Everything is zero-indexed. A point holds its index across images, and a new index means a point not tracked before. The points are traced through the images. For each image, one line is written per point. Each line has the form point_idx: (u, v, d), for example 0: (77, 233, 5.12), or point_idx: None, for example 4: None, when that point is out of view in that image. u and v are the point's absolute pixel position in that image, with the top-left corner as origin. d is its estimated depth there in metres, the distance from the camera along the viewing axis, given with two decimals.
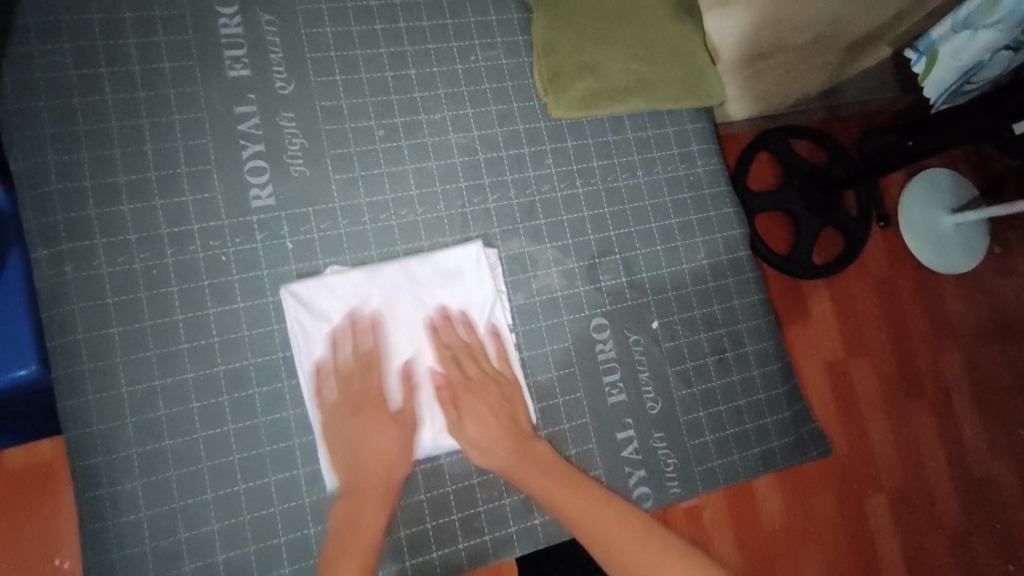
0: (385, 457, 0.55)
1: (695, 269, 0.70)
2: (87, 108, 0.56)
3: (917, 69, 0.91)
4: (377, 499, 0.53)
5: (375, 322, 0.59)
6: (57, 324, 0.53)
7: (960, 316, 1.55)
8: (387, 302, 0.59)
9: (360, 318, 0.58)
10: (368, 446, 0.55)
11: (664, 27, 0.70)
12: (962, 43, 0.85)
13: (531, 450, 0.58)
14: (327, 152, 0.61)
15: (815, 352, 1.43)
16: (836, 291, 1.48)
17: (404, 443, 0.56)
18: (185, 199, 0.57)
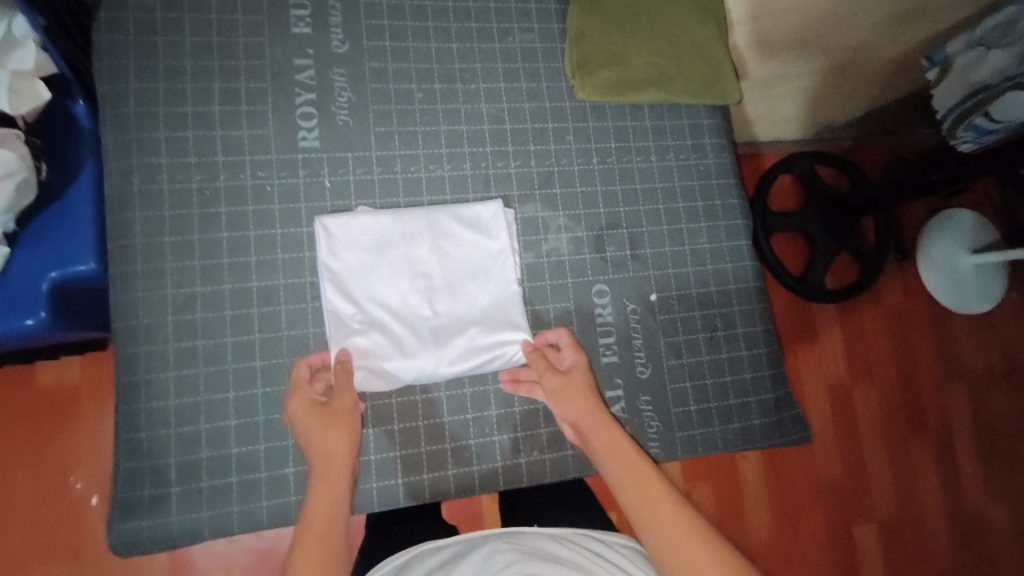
0: (335, 457, 0.55)
1: (696, 251, 0.74)
2: (168, 46, 0.64)
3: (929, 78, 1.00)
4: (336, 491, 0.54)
5: (395, 261, 0.65)
6: (120, 229, 0.61)
7: (968, 357, 1.57)
8: (408, 243, 0.65)
9: (383, 254, 0.65)
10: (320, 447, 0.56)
11: (691, 25, 0.75)
12: (970, 60, 0.93)
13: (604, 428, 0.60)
14: (370, 107, 0.68)
15: (819, 377, 1.48)
16: (846, 319, 1.52)
17: (353, 443, 0.57)
18: (242, 133, 0.64)
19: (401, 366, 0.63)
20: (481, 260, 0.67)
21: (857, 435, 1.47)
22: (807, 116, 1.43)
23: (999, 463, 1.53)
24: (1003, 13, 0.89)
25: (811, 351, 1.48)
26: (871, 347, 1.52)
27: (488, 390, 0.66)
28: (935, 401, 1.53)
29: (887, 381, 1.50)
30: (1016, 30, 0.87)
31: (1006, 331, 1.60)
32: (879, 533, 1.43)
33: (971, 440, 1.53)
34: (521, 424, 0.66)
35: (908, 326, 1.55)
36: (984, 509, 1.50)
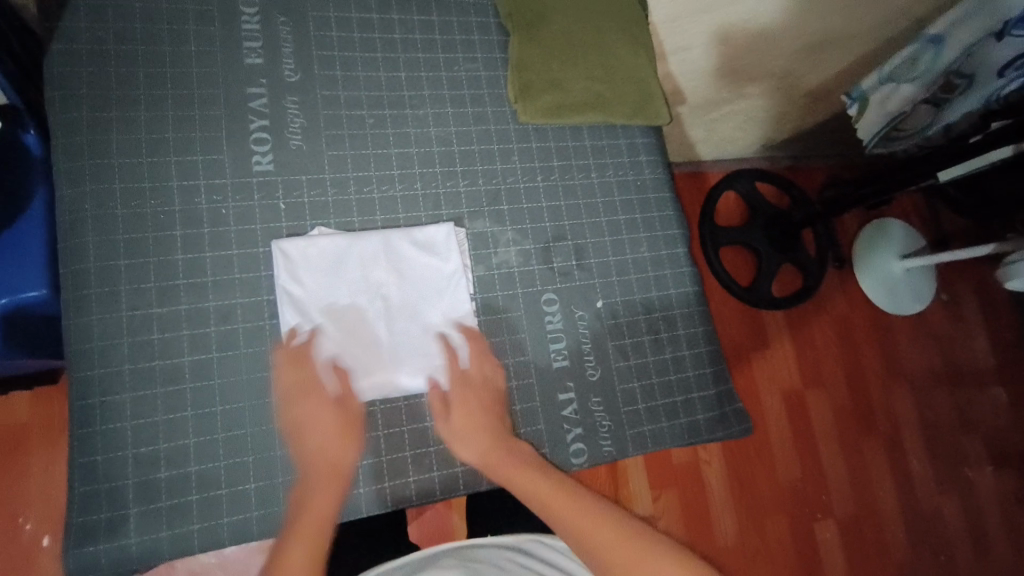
0: (332, 460, 0.61)
1: (637, 259, 0.79)
2: (121, 77, 0.66)
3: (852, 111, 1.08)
4: (329, 491, 0.60)
5: (350, 283, 0.68)
6: (73, 255, 0.62)
7: (908, 356, 1.68)
8: (364, 265, 0.68)
9: (340, 276, 0.67)
10: (320, 451, 0.61)
11: (622, 54, 0.82)
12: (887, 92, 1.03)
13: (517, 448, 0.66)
14: (323, 133, 0.71)
15: (772, 383, 1.55)
16: (794, 325, 1.61)
17: (354, 450, 0.62)
18: (197, 159, 0.66)
19: (356, 386, 0.65)
20: (433, 280, 0.71)
21: (810, 438, 1.53)
22: (744, 137, 1.54)
23: (943, 456, 1.62)
24: (906, 52, 0.95)
25: (762, 359, 1.56)
26: (818, 351, 1.61)
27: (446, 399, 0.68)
28: (880, 401, 1.62)
29: (835, 383, 1.59)
30: (920, 64, 0.96)
31: (941, 331, 1.72)
32: (838, 532, 1.49)
33: (916, 437, 1.62)
34: None
35: (852, 330, 1.66)
36: (932, 500, 1.58)
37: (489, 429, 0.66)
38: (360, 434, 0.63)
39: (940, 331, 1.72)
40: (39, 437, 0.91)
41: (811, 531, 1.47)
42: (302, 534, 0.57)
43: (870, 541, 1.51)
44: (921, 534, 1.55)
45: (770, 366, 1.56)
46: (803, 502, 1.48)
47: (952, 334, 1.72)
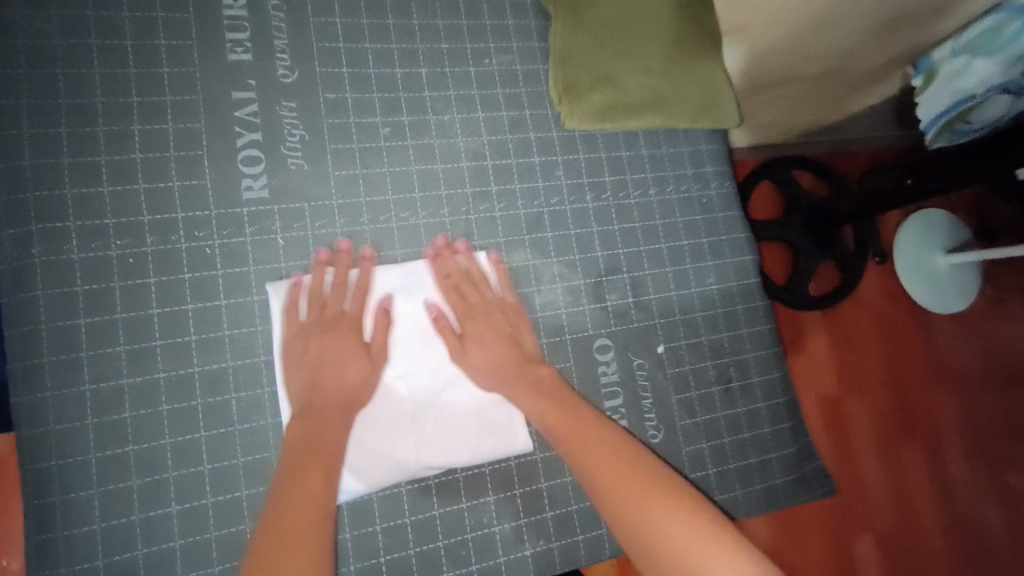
0: (346, 385, 0.53)
1: (703, 293, 0.67)
2: (69, 80, 0.52)
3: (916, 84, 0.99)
4: (338, 424, 0.52)
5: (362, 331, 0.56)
6: (20, 314, 0.49)
7: (955, 359, 1.57)
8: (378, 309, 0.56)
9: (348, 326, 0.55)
10: (333, 369, 0.53)
11: (686, 43, 0.68)
12: (956, 67, 0.90)
13: (539, 375, 0.57)
14: (328, 147, 0.58)
15: (809, 389, 1.45)
16: (834, 325, 1.50)
17: (369, 374, 0.54)
18: (171, 186, 0.53)
19: (376, 463, 0.54)
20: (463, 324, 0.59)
21: (850, 445, 1.44)
22: (785, 124, 1.40)
23: (987, 462, 1.53)
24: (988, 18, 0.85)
25: (802, 363, 1.46)
26: (859, 351, 1.50)
27: (483, 474, 0.57)
28: (925, 406, 1.52)
29: (876, 387, 1.49)
30: (1002, 34, 0.84)
31: (986, 330, 1.61)
32: (878, 545, 1.41)
33: (959, 443, 1.53)
34: (523, 510, 0.57)
35: (895, 330, 1.54)
36: (974, 510, 1.50)
37: (510, 366, 0.57)
38: (378, 358, 0.55)
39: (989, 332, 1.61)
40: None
41: (850, 546, 1.38)
42: (309, 472, 0.48)
43: (910, 552, 1.43)
44: (963, 542, 1.48)
45: (807, 369, 1.46)
46: (843, 515, 1.39)
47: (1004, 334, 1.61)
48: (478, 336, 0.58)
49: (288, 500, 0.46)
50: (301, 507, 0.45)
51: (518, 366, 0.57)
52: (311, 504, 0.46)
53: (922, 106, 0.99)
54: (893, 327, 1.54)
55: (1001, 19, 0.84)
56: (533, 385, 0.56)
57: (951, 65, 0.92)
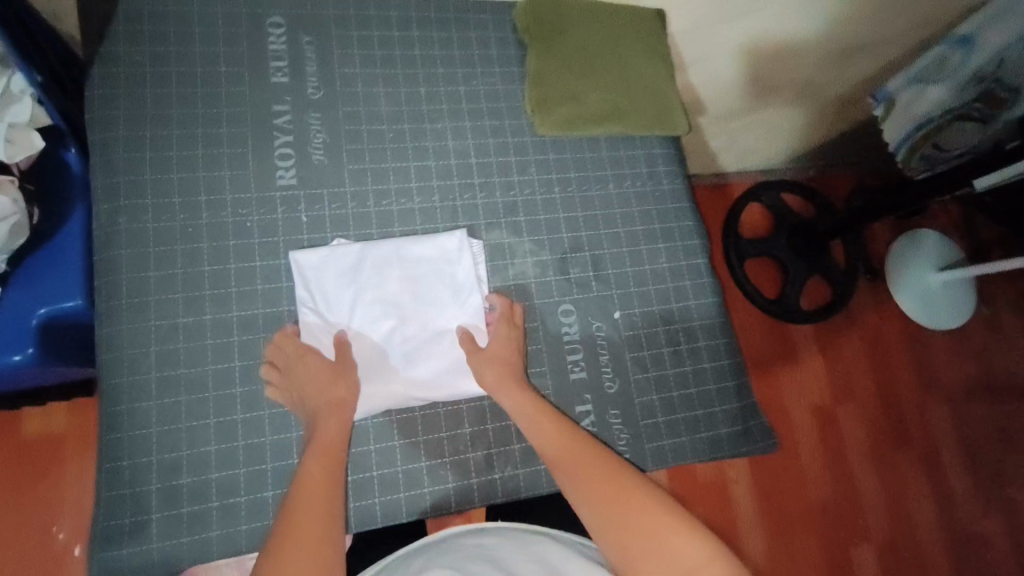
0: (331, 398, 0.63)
1: (655, 270, 0.79)
2: (154, 97, 0.69)
3: (879, 113, 1.17)
4: (338, 430, 0.62)
5: (364, 291, 0.69)
6: (105, 267, 0.64)
7: (952, 370, 1.67)
8: (377, 274, 0.69)
9: (353, 286, 0.68)
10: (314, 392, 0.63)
11: (640, 66, 0.83)
12: (914, 95, 1.10)
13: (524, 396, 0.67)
14: (343, 147, 0.73)
15: (804, 400, 1.58)
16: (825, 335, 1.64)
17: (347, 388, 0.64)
18: (224, 174, 0.69)
19: (376, 393, 0.66)
20: (447, 290, 0.71)
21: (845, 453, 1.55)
22: (768, 148, 1.57)
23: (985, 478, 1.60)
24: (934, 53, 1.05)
25: (794, 374, 1.59)
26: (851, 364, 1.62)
27: (461, 409, 0.69)
28: (920, 417, 1.62)
29: (869, 397, 1.60)
30: (950, 64, 1.04)
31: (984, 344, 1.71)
32: (876, 550, 1.49)
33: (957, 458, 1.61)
34: (494, 441, 0.68)
35: (886, 342, 1.66)
36: (974, 522, 1.56)
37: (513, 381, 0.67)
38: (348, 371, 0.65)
39: (988, 344, 1.71)
40: (75, 446, 1.04)
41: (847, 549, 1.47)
42: (314, 462, 0.59)
43: (909, 559, 1.51)
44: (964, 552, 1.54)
45: (800, 380, 1.59)
46: (840, 518, 1.48)
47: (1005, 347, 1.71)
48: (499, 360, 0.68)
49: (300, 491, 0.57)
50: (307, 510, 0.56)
51: (513, 386, 0.67)
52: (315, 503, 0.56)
53: (889, 132, 1.18)
54: (884, 340, 1.66)
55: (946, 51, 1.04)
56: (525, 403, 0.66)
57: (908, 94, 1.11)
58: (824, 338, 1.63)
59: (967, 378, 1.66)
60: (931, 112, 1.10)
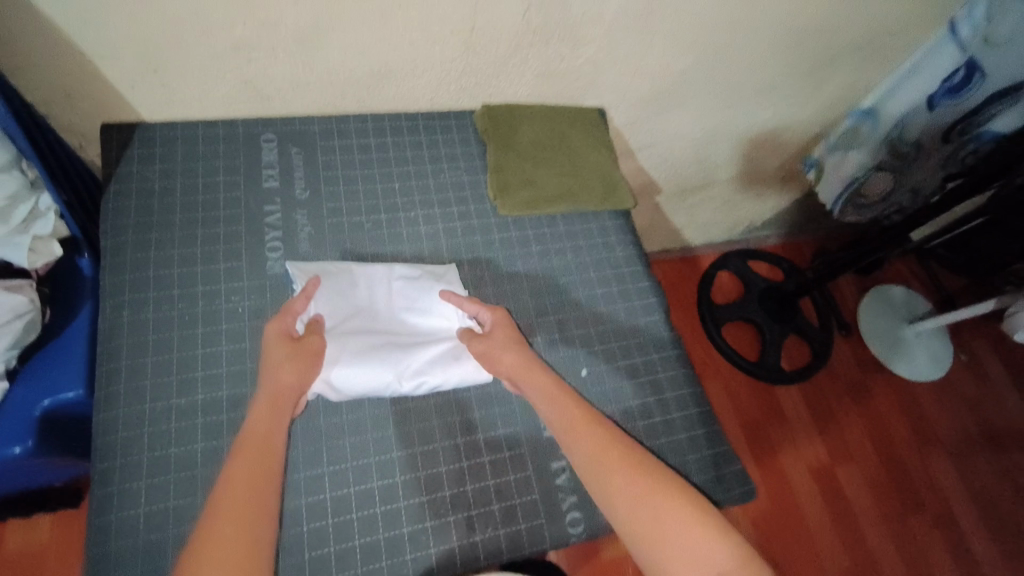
0: (288, 382, 0.66)
1: (617, 328, 0.85)
2: (160, 206, 0.80)
3: (811, 176, 1.45)
4: (276, 415, 0.63)
5: (356, 298, 0.78)
6: (106, 355, 0.70)
7: (931, 419, 1.84)
8: (369, 287, 0.79)
9: (346, 295, 0.77)
10: (275, 375, 0.66)
11: (587, 155, 0.97)
12: (837, 160, 1.37)
13: (546, 386, 0.71)
14: (326, 236, 0.82)
15: (798, 460, 1.71)
16: (805, 391, 1.83)
17: (300, 375, 0.67)
18: (219, 267, 0.77)
19: (360, 377, 0.72)
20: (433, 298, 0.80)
21: (847, 508, 1.66)
22: (730, 221, 1.81)
23: (997, 526, 1.70)
24: (846, 124, 1.32)
25: (785, 437, 1.74)
26: (836, 422, 1.79)
27: (441, 472, 0.71)
28: (910, 467, 1.75)
29: (858, 453, 1.75)
30: (860, 134, 1.32)
31: (953, 393, 1.90)
32: None
33: (969, 512, 1.71)
34: (474, 501, 0.70)
35: (864, 397, 1.84)
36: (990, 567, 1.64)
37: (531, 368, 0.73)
38: (314, 364, 0.69)
39: (954, 393, 1.90)
40: (56, 562, 1.03)
41: None
42: (247, 445, 0.59)
43: None
44: None
45: (791, 442, 1.74)
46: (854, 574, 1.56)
47: (971, 394, 1.90)
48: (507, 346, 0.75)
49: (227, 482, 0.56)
50: (230, 491, 0.55)
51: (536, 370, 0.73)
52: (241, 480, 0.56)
53: (825, 190, 1.45)
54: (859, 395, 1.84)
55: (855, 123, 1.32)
56: (550, 391, 0.71)
57: (834, 160, 1.38)
58: (810, 402, 1.81)
59: (943, 425, 1.84)
60: (856, 174, 1.38)
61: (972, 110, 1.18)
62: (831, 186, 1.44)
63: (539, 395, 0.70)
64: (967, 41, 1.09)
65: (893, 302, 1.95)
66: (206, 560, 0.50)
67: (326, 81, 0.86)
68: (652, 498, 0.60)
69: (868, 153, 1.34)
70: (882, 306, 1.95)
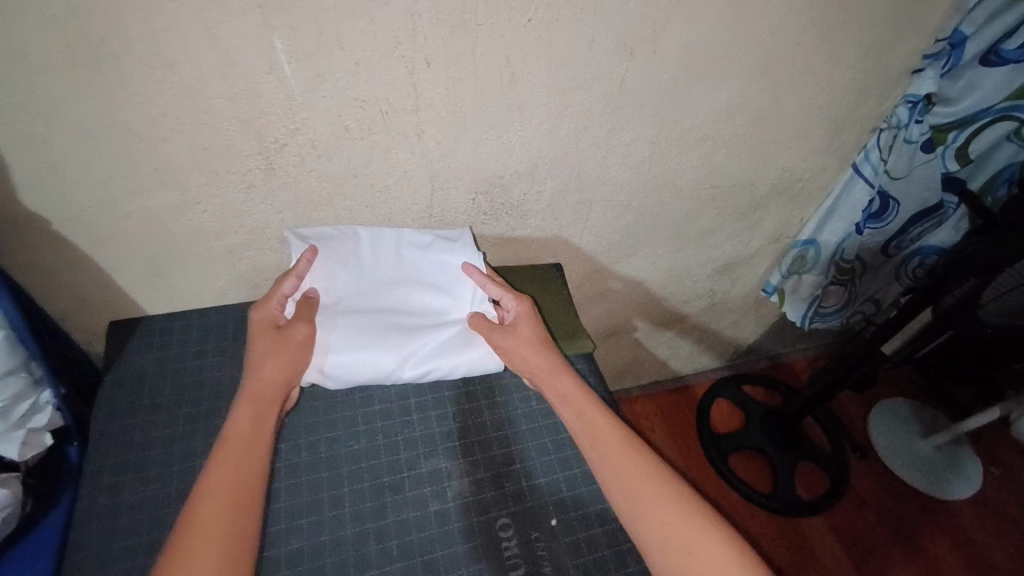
0: (272, 381, 0.80)
1: (586, 471, 0.85)
2: (151, 390, 0.87)
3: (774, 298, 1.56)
4: (261, 411, 0.77)
5: (360, 286, 0.93)
6: (78, 544, 0.72)
7: (983, 547, 1.66)
8: (384, 275, 0.94)
9: (352, 285, 0.92)
10: (259, 374, 0.80)
11: (544, 307, 1.07)
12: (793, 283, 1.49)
13: (573, 395, 0.83)
14: (302, 405, 0.89)
15: None
16: (836, 526, 1.69)
17: (280, 368, 0.81)
18: (198, 443, 0.82)
19: (362, 364, 0.88)
20: (440, 286, 0.95)
21: None
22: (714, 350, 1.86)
23: None
24: (792, 254, 1.45)
25: None
26: (880, 560, 1.62)
27: None
28: None
29: None
30: (806, 261, 1.45)
31: (997, 514, 1.73)
32: None
33: None
34: None
35: (903, 528, 1.69)
36: None
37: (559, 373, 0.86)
38: (298, 357, 0.83)
39: (999, 514, 1.74)
40: None
41: None
42: (238, 433, 0.73)
43: None
44: None
45: None
46: None
47: (1017, 513, 1.74)
48: (524, 343, 0.89)
49: (215, 469, 0.69)
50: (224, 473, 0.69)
51: (564, 371, 0.86)
52: (234, 464, 0.70)
53: (789, 309, 1.56)
54: (897, 526, 1.69)
55: (800, 252, 1.44)
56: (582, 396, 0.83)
57: (790, 283, 1.51)
58: (843, 538, 1.66)
59: (1001, 554, 1.65)
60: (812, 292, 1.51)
61: (896, 231, 1.35)
62: (794, 304, 1.55)
63: (573, 397, 0.83)
64: (874, 178, 1.24)
65: (903, 417, 1.89)
66: (200, 533, 0.63)
67: None
68: (631, 480, 0.73)
69: (820, 274, 1.46)
70: (894, 421, 1.88)
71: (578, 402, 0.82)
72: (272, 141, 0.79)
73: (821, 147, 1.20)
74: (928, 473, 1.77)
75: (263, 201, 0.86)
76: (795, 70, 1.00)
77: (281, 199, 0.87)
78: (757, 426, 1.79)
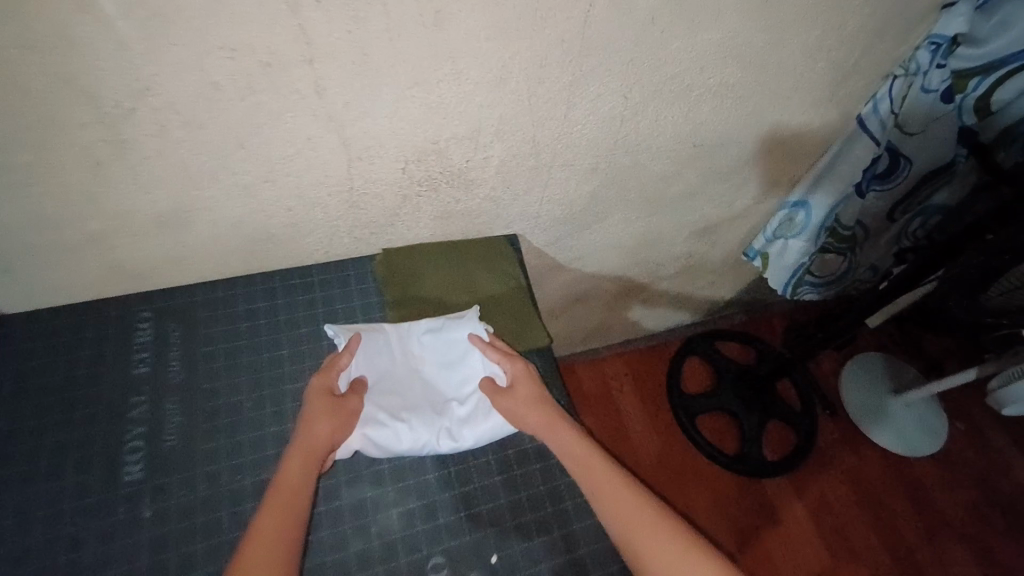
0: (320, 440, 0.71)
1: (532, 495, 0.76)
2: (10, 414, 0.73)
3: (757, 263, 1.38)
4: (307, 470, 0.68)
5: (379, 361, 0.81)
6: None
7: (942, 499, 1.68)
8: (401, 348, 0.82)
9: (374, 358, 0.80)
10: (310, 431, 0.71)
11: (493, 294, 0.92)
12: (779, 248, 1.32)
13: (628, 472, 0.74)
14: (199, 425, 0.75)
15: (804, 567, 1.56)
16: (800, 483, 1.68)
17: (332, 431, 0.72)
18: (67, 483, 0.69)
19: (396, 439, 0.75)
20: (457, 357, 0.83)
21: None
22: (688, 308, 1.76)
23: None
24: (782, 216, 1.27)
25: (785, 541, 1.60)
26: (840, 515, 1.64)
27: None
28: (930, 558, 1.59)
29: (869, 548, 1.59)
30: (796, 223, 1.27)
31: (960, 467, 1.73)
32: None
33: None
34: None
35: (865, 482, 1.69)
36: None
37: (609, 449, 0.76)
38: (344, 425, 0.73)
39: (961, 467, 1.74)
40: None
41: None
42: (282, 496, 0.65)
43: None
44: None
45: (792, 546, 1.59)
46: None
47: (980, 466, 1.74)
48: (530, 404, 0.78)
49: (258, 538, 0.61)
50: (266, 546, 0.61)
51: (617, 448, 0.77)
52: (275, 535, 0.62)
53: (774, 276, 1.38)
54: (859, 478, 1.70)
55: (789, 214, 1.26)
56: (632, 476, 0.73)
57: (775, 248, 1.33)
58: (804, 497, 1.66)
59: (955, 506, 1.68)
60: (801, 258, 1.32)
61: (904, 194, 1.21)
62: (779, 271, 1.36)
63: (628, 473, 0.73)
64: (879, 135, 1.08)
65: (879, 373, 1.84)
66: None
67: (205, 253, 0.83)
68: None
69: (810, 238, 1.29)
70: (870, 377, 1.84)
71: (582, 456, 0.74)
72: (114, 106, 0.60)
73: (822, 99, 1.02)
74: (895, 429, 1.76)
75: (121, 182, 0.68)
76: (798, 5, 0.81)
77: (144, 180, 0.69)
78: (729, 386, 1.73)
